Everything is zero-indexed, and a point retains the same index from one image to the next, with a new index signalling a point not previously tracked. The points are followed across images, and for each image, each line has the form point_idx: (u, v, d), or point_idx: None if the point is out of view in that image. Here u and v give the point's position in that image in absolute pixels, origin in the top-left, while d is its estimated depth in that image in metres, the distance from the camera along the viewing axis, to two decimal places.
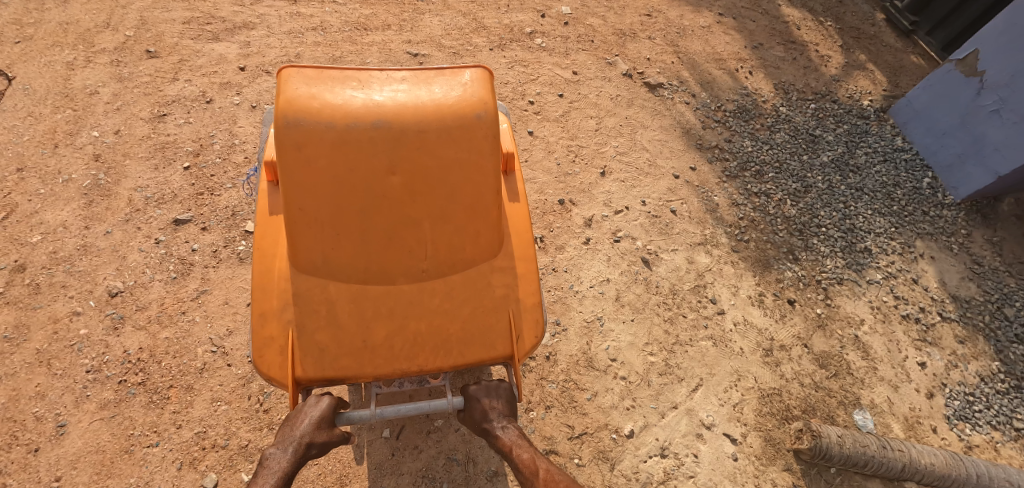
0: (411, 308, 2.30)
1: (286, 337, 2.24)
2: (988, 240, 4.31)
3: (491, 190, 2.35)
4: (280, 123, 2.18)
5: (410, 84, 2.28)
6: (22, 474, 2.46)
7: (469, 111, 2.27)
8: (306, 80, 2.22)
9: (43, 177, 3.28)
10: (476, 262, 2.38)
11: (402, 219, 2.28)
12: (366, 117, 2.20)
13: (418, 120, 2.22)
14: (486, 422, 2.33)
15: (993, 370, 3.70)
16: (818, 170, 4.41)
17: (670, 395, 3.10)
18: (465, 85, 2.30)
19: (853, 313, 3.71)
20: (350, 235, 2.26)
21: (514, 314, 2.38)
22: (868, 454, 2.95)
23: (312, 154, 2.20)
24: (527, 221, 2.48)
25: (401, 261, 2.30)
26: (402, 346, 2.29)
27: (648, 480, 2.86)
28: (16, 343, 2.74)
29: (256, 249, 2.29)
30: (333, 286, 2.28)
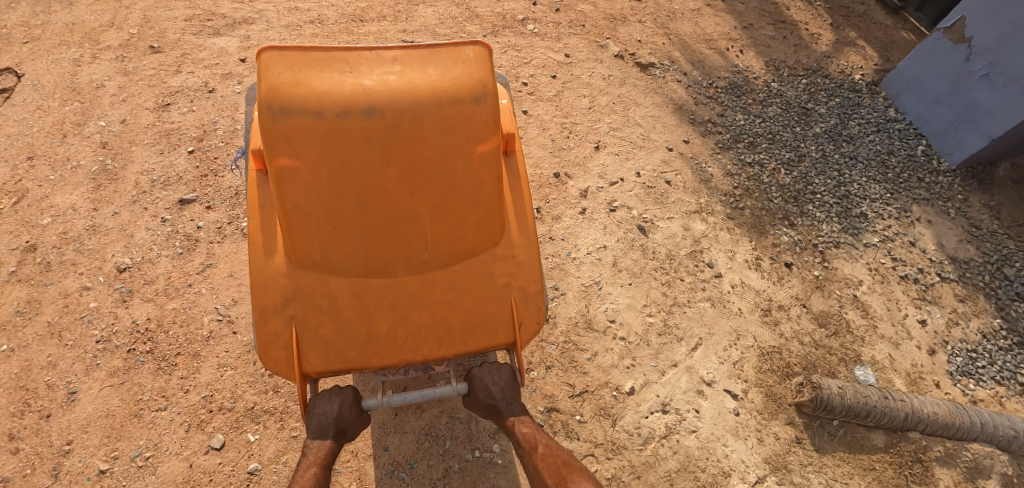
0: (413, 299, 2.28)
1: (289, 333, 2.23)
2: (986, 204, 4.36)
3: (491, 176, 2.31)
4: (268, 113, 2.13)
5: (403, 65, 2.22)
6: (34, 439, 2.51)
7: (466, 95, 2.22)
8: (293, 67, 2.15)
9: (53, 164, 3.39)
10: (478, 251, 2.34)
11: (400, 211, 2.23)
12: (358, 106, 2.14)
13: (413, 106, 2.17)
14: (490, 399, 2.38)
15: (995, 327, 3.74)
16: (811, 140, 4.48)
17: (670, 354, 3.11)
18: (460, 68, 2.24)
19: (851, 275, 3.75)
20: (347, 227, 2.22)
21: (517, 303, 2.36)
22: (870, 404, 2.96)
23: (304, 146, 2.15)
24: (530, 205, 2.42)
25: (400, 253, 2.26)
26: (405, 337, 2.28)
27: (650, 435, 2.84)
28: (28, 317, 2.82)
29: (251, 244, 2.24)
30: (333, 280, 2.25)
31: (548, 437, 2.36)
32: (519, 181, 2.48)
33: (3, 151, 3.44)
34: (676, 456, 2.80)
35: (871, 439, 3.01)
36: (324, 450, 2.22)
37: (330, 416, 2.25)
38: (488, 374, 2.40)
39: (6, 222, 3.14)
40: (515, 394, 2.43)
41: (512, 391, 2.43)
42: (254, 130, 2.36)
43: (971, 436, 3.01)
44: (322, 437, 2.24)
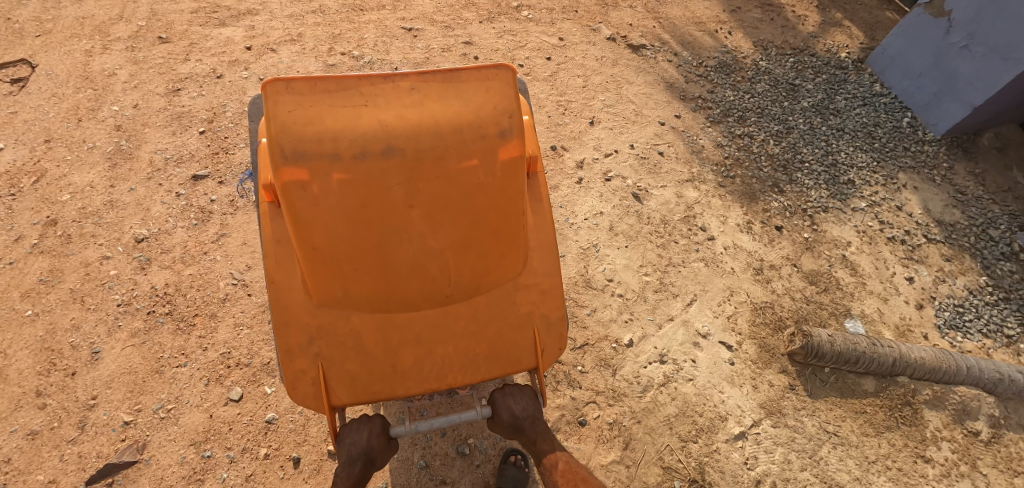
0: (438, 333, 2.20)
1: (315, 370, 2.15)
2: (971, 172, 4.50)
3: (515, 208, 2.20)
4: (280, 155, 1.99)
5: (421, 95, 2.07)
6: (60, 395, 2.62)
7: (490, 127, 2.09)
8: (304, 102, 2.01)
9: (70, 146, 3.54)
10: (501, 282, 2.25)
11: (423, 249, 2.13)
12: (376, 146, 2.01)
13: (435, 142, 2.04)
14: (513, 419, 2.25)
15: (981, 284, 3.89)
16: (798, 114, 4.64)
17: (666, 309, 3.24)
18: (482, 98, 2.10)
19: (840, 237, 3.89)
20: (369, 267, 2.12)
21: (540, 330, 2.30)
22: (859, 351, 3.09)
23: (321, 188, 2.03)
24: (552, 232, 2.32)
25: (423, 289, 2.17)
26: (430, 369, 2.21)
27: (649, 383, 2.95)
28: (51, 284, 2.95)
29: (270, 284, 2.14)
30: (356, 317, 2.16)
31: (568, 454, 2.29)
32: (542, 206, 2.37)
33: (21, 136, 3.58)
34: (675, 402, 2.91)
35: (862, 385, 3.13)
36: (353, 477, 2.07)
37: (358, 444, 2.11)
38: (509, 394, 2.28)
39: (26, 200, 3.27)
40: (539, 413, 2.30)
41: (535, 410, 2.31)
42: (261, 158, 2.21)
43: (958, 380, 3.14)
44: (350, 465, 2.08)
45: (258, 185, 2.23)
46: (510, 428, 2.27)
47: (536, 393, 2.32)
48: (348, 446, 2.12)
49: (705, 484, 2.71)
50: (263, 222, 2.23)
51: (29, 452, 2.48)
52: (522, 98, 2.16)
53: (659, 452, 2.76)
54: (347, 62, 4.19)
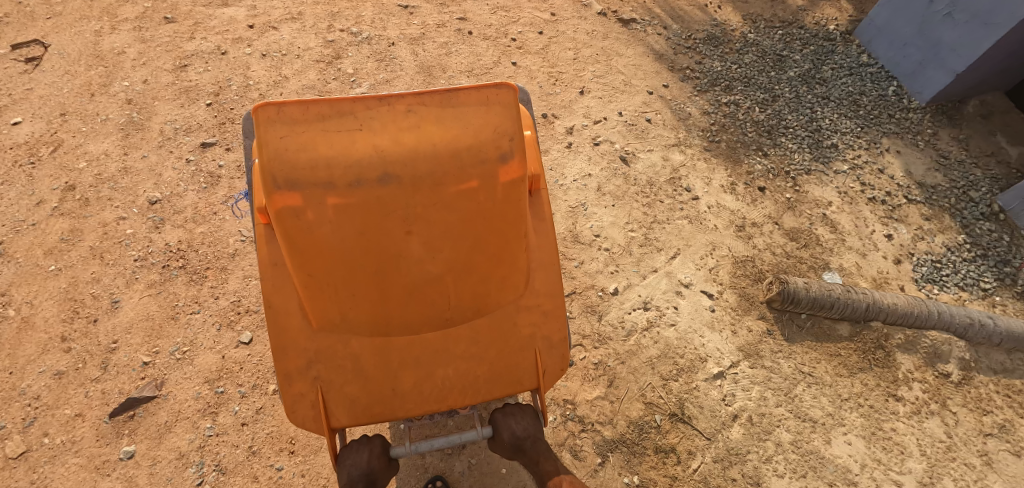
0: (438, 357, 2.16)
1: (313, 395, 2.11)
2: (954, 138, 4.65)
3: (516, 231, 2.16)
4: (273, 182, 1.95)
5: (418, 117, 2.03)
6: (84, 339, 2.80)
7: (490, 150, 2.05)
8: (296, 125, 1.97)
9: (84, 118, 3.66)
10: (503, 304, 2.20)
11: (422, 274, 2.09)
12: (371, 172, 1.97)
13: (432, 169, 2.00)
14: (514, 439, 2.21)
15: (960, 242, 4.03)
16: (785, 83, 4.77)
17: (650, 261, 3.41)
18: (481, 119, 2.06)
19: (821, 197, 4.02)
20: (367, 292, 2.08)
21: (543, 352, 2.23)
22: (833, 296, 3.25)
23: (316, 215, 1.99)
24: (557, 253, 2.26)
25: (422, 314, 2.13)
26: (430, 393, 2.17)
27: (633, 327, 3.13)
28: (72, 242, 3.11)
29: (267, 310, 2.11)
30: (354, 342, 2.13)
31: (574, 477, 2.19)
32: (546, 225, 2.28)
33: (37, 110, 3.70)
34: (657, 345, 3.09)
35: (836, 330, 3.29)
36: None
37: (358, 463, 2.08)
38: (510, 414, 2.24)
39: (45, 168, 3.41)
40: (539, 432, 2.26)
41: (535, 430, 2.26)
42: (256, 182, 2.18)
43: (928, 324, 3.29)
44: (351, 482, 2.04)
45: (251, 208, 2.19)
46: (509, 448, 2.23)
47: (538, 413, 2.27)
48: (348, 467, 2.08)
49: (684, 418, 2.87)
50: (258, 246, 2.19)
51: (56, 389, 2.67)
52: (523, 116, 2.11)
53: (641, 389, 2.94)
54: (345, 38, 4.31)
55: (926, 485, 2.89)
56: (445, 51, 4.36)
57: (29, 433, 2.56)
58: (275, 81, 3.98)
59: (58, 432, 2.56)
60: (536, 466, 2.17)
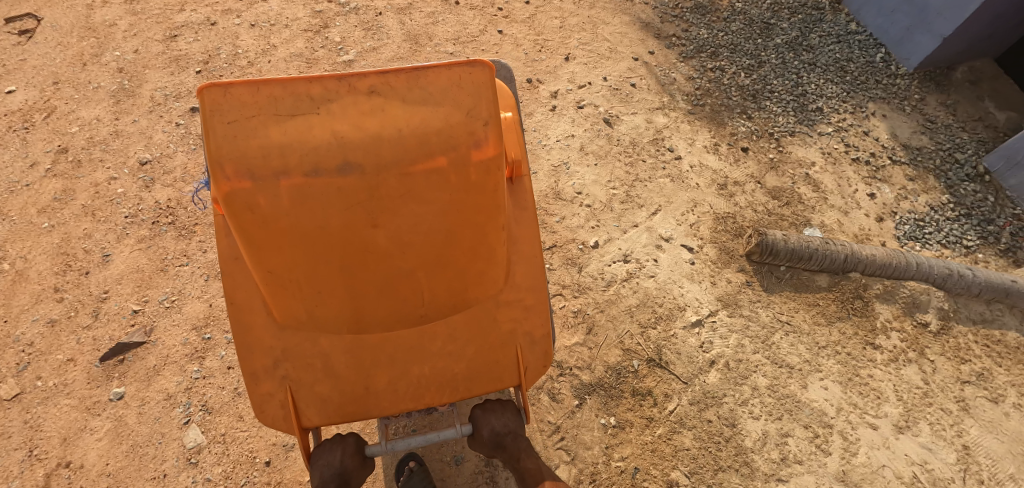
0: (412, 354, 2.04)
1: (282, 393, 2.01)
2: (942, 103, 4.61)
3: (494, 224, 1.99)
4: (221, 173, 1.75)
5: (382, 99, 1.81)
6: (76, 290, 2.87)
7: (462, 138, 1.85)
8: (243, 112, 1.75)
9: (76, 86, 3.67)
10: (481, 299, 2.08)
11: (392, 269, 1.94)
12: (331, 162, 1.77)
13: (399, 158, 1.80)
14: (494, 436, 2.08)
15: (943, 201, 4.00)
16: (771, 49, 4.74)
17: (631, 217, 3.47)
18: (453, 103, 1.84)
19: (805, 157, 4.03)
20: (333, 290, 1.93)
21: (524, 348, 2.12)
22: (812, 248, 3.27)
23: (272, 208, 1.81)
24: (537, 244, 2.13)
25: (394, 311, 1.99)
26: (405, 391, 2.05)
27: (612, 278, 3.20)
28: (64, 201, 3.16)
29: (230, 307, 1.98)
30: (323, 339, 2.01)
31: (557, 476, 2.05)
32: (525, 213, 2.18)
33: (31, 79, 3.71)
34: (636, 294, 3.15)
35: (815, 281, 3.32)
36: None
37: (331, 464, 1.98)
38: (490, 410, 2.13)
39: (38, 133, 3.45)
40: (521, 429, 2.16)
41: (516, 426, 2.16)
42: None
43: (907, 275, 3.30)
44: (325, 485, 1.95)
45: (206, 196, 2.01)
46: (489, 446, 2.12)
47: (519, 409, 2.17)
48: (321, 467, 1.98)
49: (661, 364, 2.92)
50: (217, 237, 2.05)
51: (49, 336, 2.74)
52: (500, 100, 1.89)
53: (619, 337, 2.99)
54: (333, 9, 4.31)
55: (901, 428, 2.89)
56: (432, 20, 4.39)
57: (23, 377, 2.64)
58: (263, 49, 4.00)
59: (51, 375, 2.64)
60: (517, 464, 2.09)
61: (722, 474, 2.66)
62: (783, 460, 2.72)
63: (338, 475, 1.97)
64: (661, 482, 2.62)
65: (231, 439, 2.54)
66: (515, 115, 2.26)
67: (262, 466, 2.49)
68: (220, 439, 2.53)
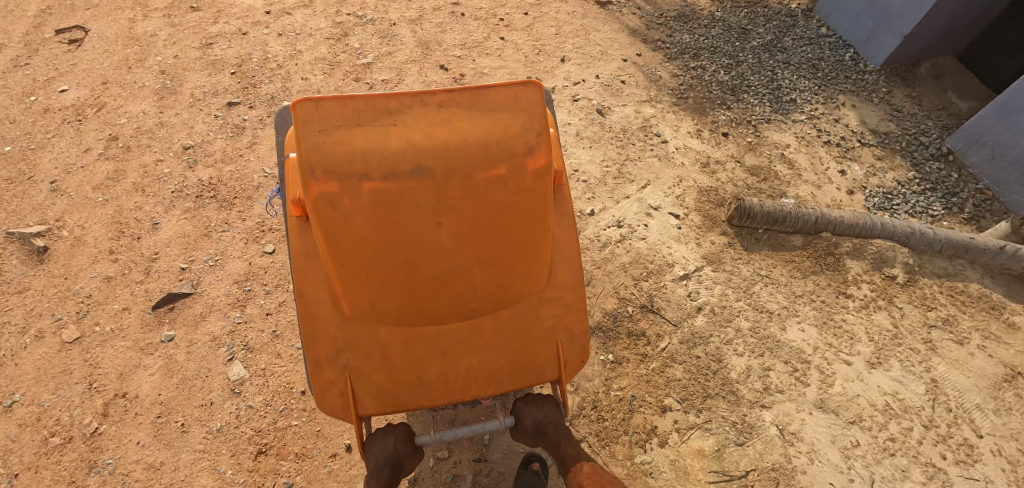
0: (463, 347, 2.23)
1: (342, 382, 2.19)
2: (908, 96, 5.03)
3: (541, 225, 2.24)
4: (311, 174, 2.05)
5: (449, 113, 2.12)
6: (130, 252, 3.23)
7: (518, 146, 2.15)
8: (332, 121, 2.07)
9: (124, 86, 4.09)
10: (526, 296, 2.28)
11: (451, 264, 2.17)
12: (405, 165, 2.07)
13: (463, 161, 2.09)
14: (536, 425, 2.29)
15: (910, 177, 4.37)
16: (748, 51, 5.20)
17: (623, 190, 3.84)
18: (509, 116, 2.15)
19: (780, 140, 4.43)
20: (397, 283, 2.16)
21: (563, 344, 2.32)
22: (785, 211, 3.62)
23: (351, 205, 2.09)
24: (578, 247, 2.35)
25: (449, 304, 2.20)
26: (455, 381, 2.23)
27: (607, 240, 3.55)
28: (116, 180, 3.54)
29: (300, 299, 2.19)
30: (383, 331, 2.21)
31: (594, 460, 2.24)
32: (566, 219, 2.41)
33: (82, 80, 4.12)
34: (630, 253, 3.50)
35: (791, 242, 3.66)
36: (385, 477, 2.11)
37: (385, 451, 2.14)
38: (531, 402, 2.33)
39: (90, 124, 3.84)
40: (560, 419, 2.34)
41: (557, 417, 2.35)
42: (290, 175, 2.28)
43: (874, 233, 3.66)
44: (382, 470, 2.11)
45: (285, 200, 2.28)
46: (532, 434, 2.32)
47: (559, 402, 2.36)
48: (376, 455, 2.14)
49: (653, 309, 3.24)
50: (290, 237, 2.27)
51: (106, 289, 3.08)
52: (549, 115, 2.21)
53: (615, 287, 3.33)
54: (352, 20, 4.80)
55: (874, 364, 3.18)
56: (440, 29, 4.87)
57: (83, 323, 2.96)
58: (289, 54, 4.45)
59: (108, 321, 2.97)
60: (558, 448, 2.24)
61: (711, 400, 2.93)
62: (766, 390, 3.00)
63: (392, 460, 2.13)
64: (656, 407, 2.89)
65: (270, 372, 2.84)
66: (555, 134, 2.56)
67: (298, 395, 2.79)
68: (261, 372, 2.84)
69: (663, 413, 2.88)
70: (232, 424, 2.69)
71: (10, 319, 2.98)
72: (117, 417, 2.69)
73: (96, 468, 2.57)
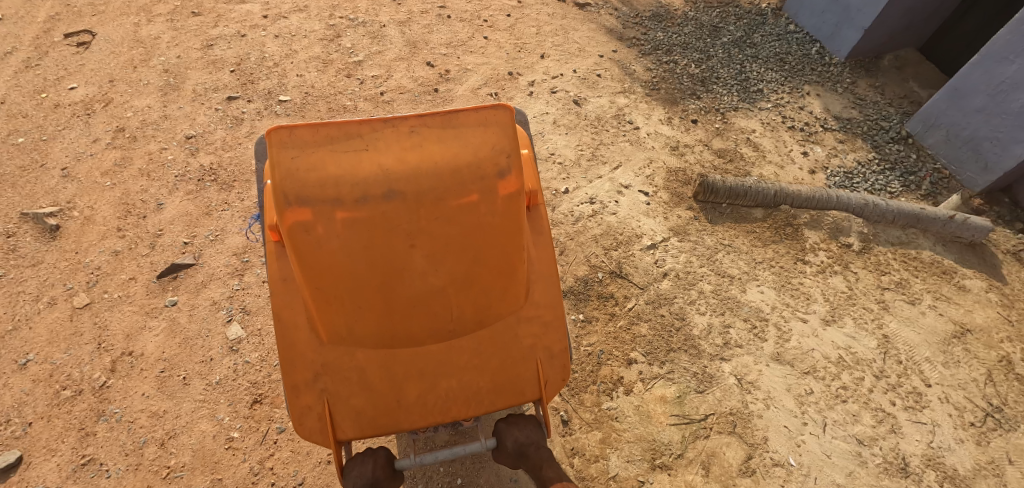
0: (441, 366, 2.30)
1: (321, 406, 2.26)
2: (871, 86, 5.31)
3: (514, 245, 2.31)
4: (285, 200, 2.12)
5: (420, 137, 2.20)
6: (136, 229, 3.49)
7: (487, 167, 2.22)
8: (304, 147, 2.14)
9: (129, 83, 4.39)
10: (502, 316, 2.36)
11: (426, 286, 2.25)
12: (378, 190, 2.15)
13: (433, 184, 2.17)
14: (517, 445, 2.31)
15: (870, 158, 4.64)
16: (719, 47, 5.51)
17: (597, 171, 4.11)
18: (480, 139, 2.23)
19: (746, 126, 4.71)
20: (373, 306, 2.23)
21: (542, 362, 2.38)
22: (746, 186, 3.87)
23: (325, 230, 2.16)
24: (554, 266, 2.42)
25: (425, 325, 2.28)
26: (433, 402, 2.29)
27: (580, 215, 3.81)
28: (123, 167, 3.82)
29: (278, 324, 2.26)
30: (361, 353, 2.28)
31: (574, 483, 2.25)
32: (542, 237, 2.47)
33: (90, 79, 4.42)
34: (601, 226, 3.75)
35: (752, 215, 3.91)
36: None
37: (362, 475, 2.18)
38: (513, 423, 2.36)
39: (99, 118, 4.13)
40: (542, 440, 2.35)
41: (539, 438, 2.36)
42: (268, 202, 2.36)
43: (830, 206, 3.92)
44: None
45: (264, 226, 2.37)
46: (513, 456, 2.33)
47: (540, 423, 2.38)
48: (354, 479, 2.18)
49: (621, 275, 3.49)
50: (269, 263, 2.35)
51: (115, 262, 3.34)
52: (518, 137, 2.29)
53: (586, 256, 3.58)
54: (344, 23, 5.11)
55: (828, 321, 3.41)
56: (427, 30, 5.18)
57: (92, 291, 3.21)
58: (285, 53, 4.76)
59: (116, 289, 3.22)
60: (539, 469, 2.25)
61: (674, 353, 3.16)
62: (725, 345, 3.22)
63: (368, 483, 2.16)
64: (622, 360, 3.12)
65: (266, 332, 3.08)
66: (530, 153, 2.63)
67: None
68: (257, 332, 3.07)
69: (629, 365, 3.10)
70: (230, 378, 2.92)
71: (25, 288, 3.23)
72: (123, 372, 2.93)
73: (103, 417, 2.79)
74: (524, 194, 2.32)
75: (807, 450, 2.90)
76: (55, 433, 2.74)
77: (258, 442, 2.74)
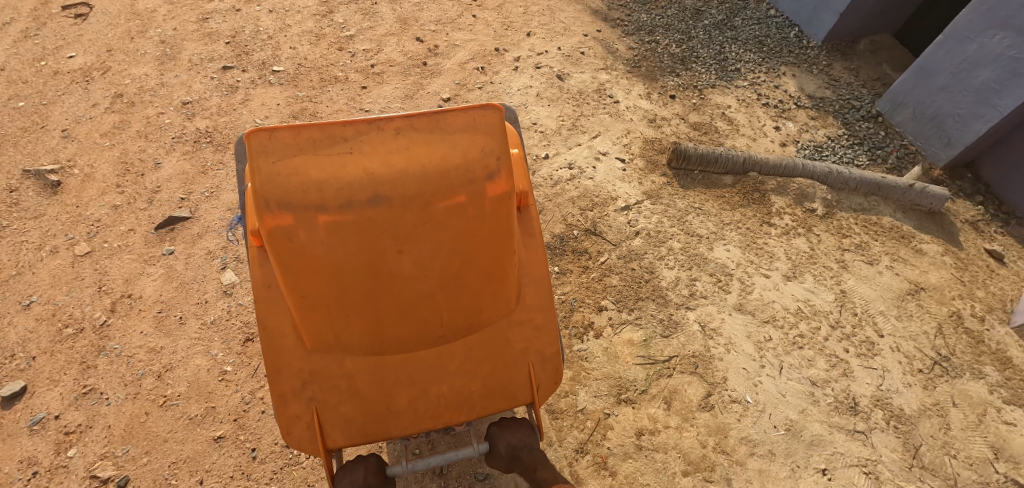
0: (432, 372, 2.23)
1: (310, 415, 2.19)
2: (846, 68, 5.51)
3: (505, 250, 2.23)
4: (266, 206, 2.02)
5: (407, 139, 2.09)
6: (134, 186, 3.66)
7: (477, 171, 2.13)
8: (286, 152, 2.03)
9: (127, 53, 4.56)
10: (494, 321, 2.28)
11: (415, 293, 2.16)
12: (365, 194, 2.05)
13: (421, 189, 2.07)
14: (512, 450, 2.23)
15: (839, 134, 4.86)
16: (700, 29, 5.71)
17: (576, 139, 4.31)
18: (469, 141, 2.13)
19: (722, 102, 4.91)
20: (361, 314, 2.15)
21: (534, 365, 2.31)
22: (716, 153, 4.08)
23: (310, 236, 2.07)
24: (546, 269, 2.35)
25: (414, 331, 2.20)
26: (424, 409, 2.23)
27: (559, 179, 4.01)
28: (121, 129, 3.99)
29: (263, 333, 2.18)
30: (350, 360, 2.20)
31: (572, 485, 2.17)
32: (533, 239, 2.38)
33: (88, 48, 4.58)
34: (578, 189, 3.95)
35: (722, 182, 4.12)
36: None
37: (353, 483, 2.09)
38: (506, 427, 2.27)
39: (97, 84, 4.30)
40: (536, 443, 2.28)
41: (533, 441, 2.28)
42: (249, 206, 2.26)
43: (796, 174, 4.13)
44: None
45: (245, 229, 2.26)
46: (507, 460, 2.25)
47: (534, 425, 2.31)
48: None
49: (596, 233, 3.69)
50: (252, 268, 2.25)
51: (113, 215, 3.51)
52: (509, 137, 2.19)
53: (563, 215, 3.78)
54: None
55: (789, 276, 3.62)
56: (417, 8, 5.37)
57: (93, 241, 3.39)
58: (279, 27, 4.94)
59: (116, 240, 3.40)
60: (534, 471, 2.17)
61: (642, 301, 3.37)
62: (691, 295, 3.43)
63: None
64: (594, 307, 3.34)
65: None
66: (520, 152, 2.54)
67: None
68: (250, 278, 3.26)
69: (600, 312, 3.32)
70: (224, 318, 3.10)
71: (28, 237, 3.40)
72: (123, 312, 3.11)
73: (103, 352, 2.97)
74: (515, 195, 2.23)
75: (764, 389, 3.11)
76: (57, 366, 2.92)
77: (251, 376, 2.93)
